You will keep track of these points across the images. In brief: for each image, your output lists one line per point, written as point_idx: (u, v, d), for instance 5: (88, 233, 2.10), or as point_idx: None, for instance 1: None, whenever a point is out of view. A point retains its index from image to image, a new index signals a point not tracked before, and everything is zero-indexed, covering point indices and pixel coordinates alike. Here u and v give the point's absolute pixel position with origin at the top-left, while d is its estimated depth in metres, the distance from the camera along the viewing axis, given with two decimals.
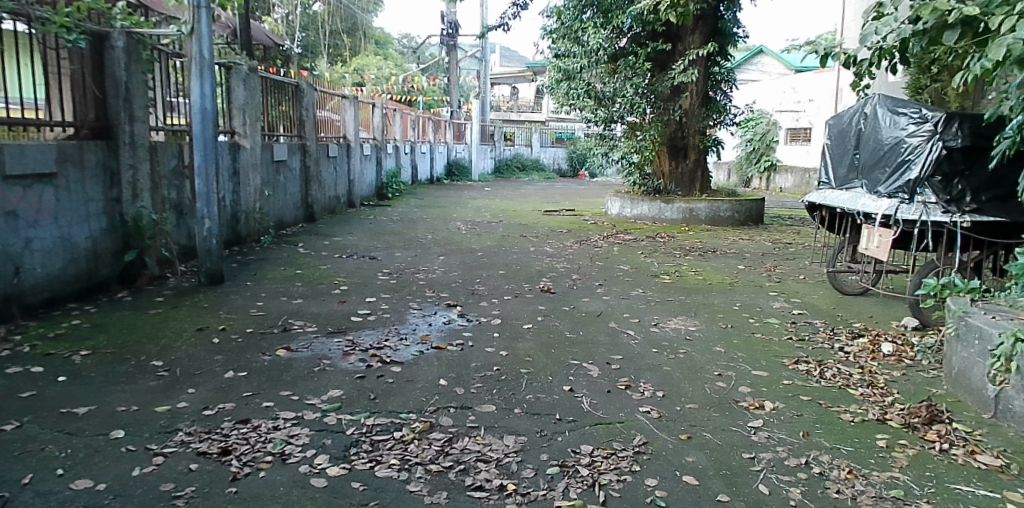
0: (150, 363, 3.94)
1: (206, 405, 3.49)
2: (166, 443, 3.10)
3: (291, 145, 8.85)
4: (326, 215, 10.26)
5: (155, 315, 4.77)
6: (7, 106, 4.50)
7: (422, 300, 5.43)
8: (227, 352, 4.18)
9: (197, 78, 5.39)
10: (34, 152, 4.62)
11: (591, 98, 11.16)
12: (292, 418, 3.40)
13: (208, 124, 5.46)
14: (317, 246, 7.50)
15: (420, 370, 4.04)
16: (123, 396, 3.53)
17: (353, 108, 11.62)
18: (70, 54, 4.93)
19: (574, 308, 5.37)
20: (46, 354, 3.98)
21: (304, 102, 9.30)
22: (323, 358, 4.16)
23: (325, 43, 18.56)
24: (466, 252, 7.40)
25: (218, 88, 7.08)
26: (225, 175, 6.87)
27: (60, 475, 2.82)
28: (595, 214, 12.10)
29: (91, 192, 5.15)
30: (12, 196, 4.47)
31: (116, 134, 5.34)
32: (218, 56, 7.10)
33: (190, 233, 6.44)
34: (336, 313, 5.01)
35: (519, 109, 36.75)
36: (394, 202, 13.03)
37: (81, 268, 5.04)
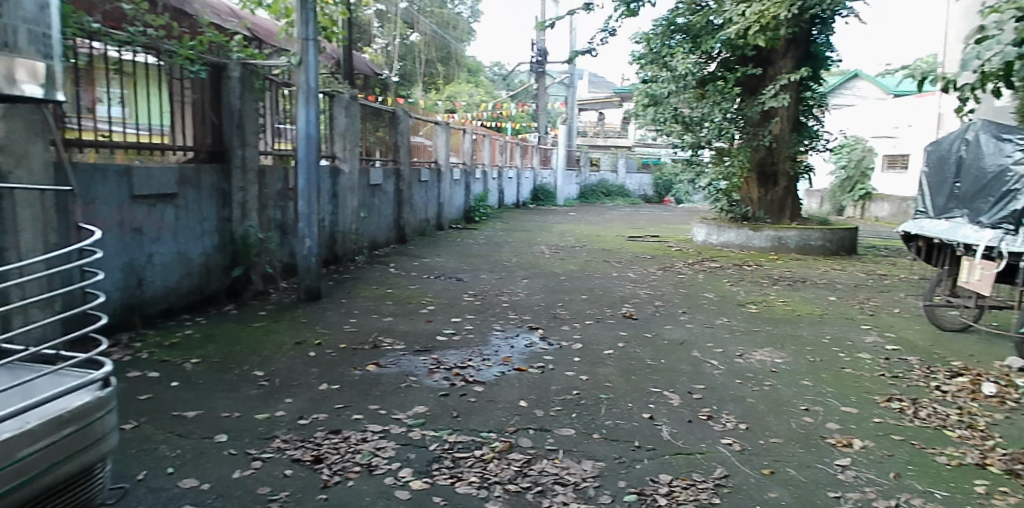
0: (252, 373, 4.22)
1: (302, 415, 3.70)
2: (264, 449, 3.32)
3: (386, 169, 9.25)
4: (416, 236, 10.61)
5: (258, 328, 5.09)
6: (138, 132, 4.94)
7: (506, 322, 5.55)
8: (322, 365, 4.42)
9: (303, 106, 5.74)
10: (159, 174, 5.06)
11: (678, 123, 11.14)
12: (380, 431, 3.56)
13: (312, 148, 5.81)
14: (407, 266, 7.80)
15: (502, 391, 4.13)
16: (227, 403, 3.80)
17: (444, 133, 12.03)
18: (192, 84, 5.37)
19: (656, 335, 5.34)
20: (162, 360, 4.33)
21: (399, 128, 9.71)
22: (409, 375, 4.32)
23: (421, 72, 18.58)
24: (548, 276, 7.49)
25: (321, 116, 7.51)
26: (325, 197, 7.28)
27: (170, 474, 3.08)
28: (680, 240, 11.97)
29: (206, 212, 5.59)
30: (139, 215, 4.91)
31: (230, 158, 5.78)
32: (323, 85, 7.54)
33: (292, 252, 6.86)
34: (422, 332, 5.19)
35: (605, 135, 36.91)
36: (481, 226, 13.31)
37: (194, 282, 5.46)
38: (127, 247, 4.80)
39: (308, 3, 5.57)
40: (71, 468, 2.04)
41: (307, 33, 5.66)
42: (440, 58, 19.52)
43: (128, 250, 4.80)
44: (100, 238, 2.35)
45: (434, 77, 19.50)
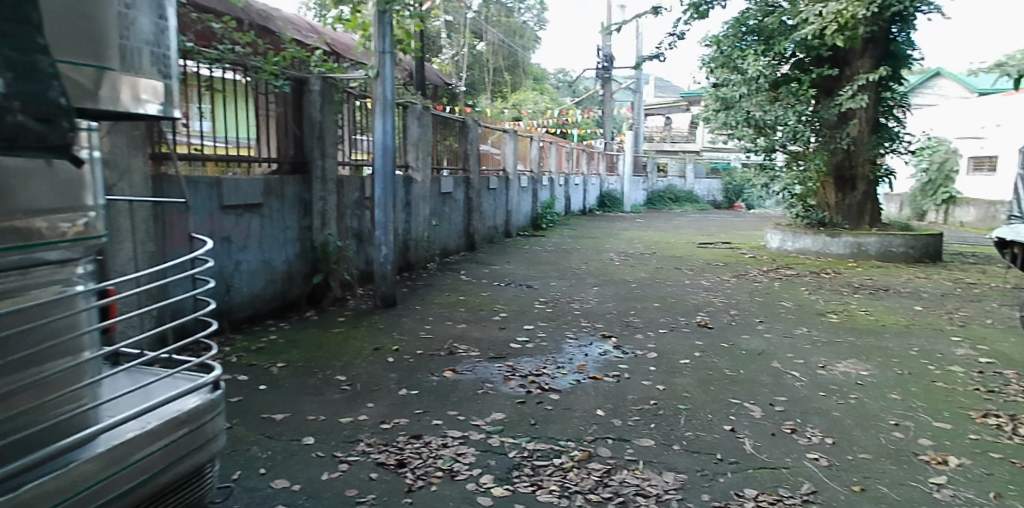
0: (335, 378, 4.35)
1: (384, 419, 3.79)
2: (350, 452, 3.42)
3: (456, 178, 9.39)
4: (485, 244, 10.73)
5: (337, 334, 5.25)
6: (227, 145, 5.18)
7: (578, 329, 5.55)
8: (400, 371, 4.52)
9: (380, 117, 5.93)
10: (246, 185, 5.28)
11: (750, 126, 10.75)
12: (460, 437, 3.61)
13: (388, 158, 5.98)
14: (478, 274, 7.90)
15: (578, 399, 4.13)
16: (312, 406, 3.92)
17: (512, 141, 12.17)
18: (276, 98, 5.59)
19: (733, 345, 5.23)
20: (250, 364, 4.51)
21: (468, 137, 9.86)
22: (485, 382, 4.37)
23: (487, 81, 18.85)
24: (619, 283, 7.44)
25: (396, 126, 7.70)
26: (399, 206, 7.46)
27: (263, 474, 3.19)
28: (752, 247, 11.70)
29: (288, 221, 5.81)
30: (227, 224, 5.13)
31: (311, 169, 5.99)
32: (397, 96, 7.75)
33: (368, 259, 7.05)
34: (496, 339, 5.25)
35: (671, 140, 36.44)
36: (548, 233, 13.34)
37: (277, 288, 5.67)
38: (217, 255, 5.03)
39: (385, 17, 5.78)
40: (186, 466, 2.20)
41: (384, 46, 5.85)
42: (508, 67, 19.35)
43: (218, 258, 5.02)
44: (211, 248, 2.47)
45: (500, 86, 19.64)
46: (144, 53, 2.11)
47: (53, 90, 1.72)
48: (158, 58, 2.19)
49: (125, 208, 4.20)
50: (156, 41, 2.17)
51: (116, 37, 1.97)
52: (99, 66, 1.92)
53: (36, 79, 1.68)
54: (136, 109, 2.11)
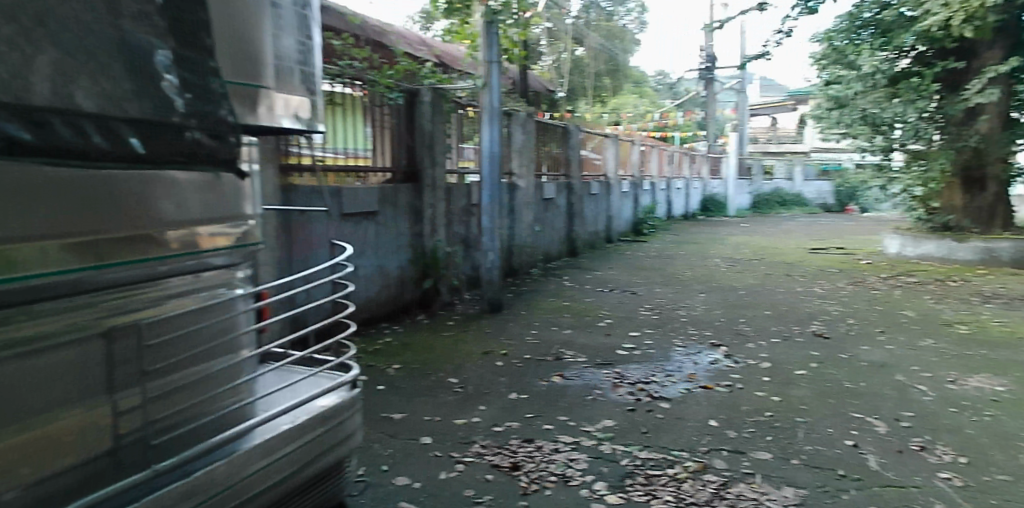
0: (448, 380, 4.50)
1: (496, 422, 3.89)
2: (465, 453, 3.52)
3: (558, 184, 9.50)
4: (587, 249, 10.77)
5: (448, 338, 5.42)
6: (349, 156, 5.50)
7: (686, 338, 5.48)
8: (510, 375, 4.62)
9: (487, 126, 6.11)
10: (363, 193, 5.56)
11: (867, 124, 10.29)
12: (571, 443, 3.64)
13: (495, 166, 6.16)
14: (581, 280, 7.94)
15: (689, 409, 4.08)
16: (428, 407, 4.08)
17: (613, 146, 12.20)
18: (390, 110, 5.86)
19: (852, 356, 4.99)
20: (369, 365, 4.75)
21: (570, 143, 9.99)
22: (594, 388, 4.40)
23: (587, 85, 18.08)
24: (727, 291, 7.27)
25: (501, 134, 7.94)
26: (504, 212, 7.66)
27: (385, 471, 3.35)
28: (869, 253, 11.11)
29: (401, 228, 6.07)
30: (347, 231, 5.43)
31: (422, 178, 6.25)
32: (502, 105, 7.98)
33: (474, 265, 7.26)
34: (603, 346, 5.27)
35: (777, 141, 35.08)
36: (650, 239, 13.19)
37: (391, 292, 5.94)
38: None
39: (491, 28, 5.99)
40: (329, 459, 2.42)
41: (491, 57, 6.05)
42: (609, 70, 19.10)
43: None
44: (350, 253, 2.74)
45: (601, 90, 18.88)
46: (294, 72, 2.40)
47: (223, 108, 1.98)
48: (306, 76, 2.48)
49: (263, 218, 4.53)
50: (304, 61, 2.46)
51: (273, 60, 2.25)
52: (260, 85, 2.19)
53: (210, 99, 1.94)
54: (293, 125, 2.42)
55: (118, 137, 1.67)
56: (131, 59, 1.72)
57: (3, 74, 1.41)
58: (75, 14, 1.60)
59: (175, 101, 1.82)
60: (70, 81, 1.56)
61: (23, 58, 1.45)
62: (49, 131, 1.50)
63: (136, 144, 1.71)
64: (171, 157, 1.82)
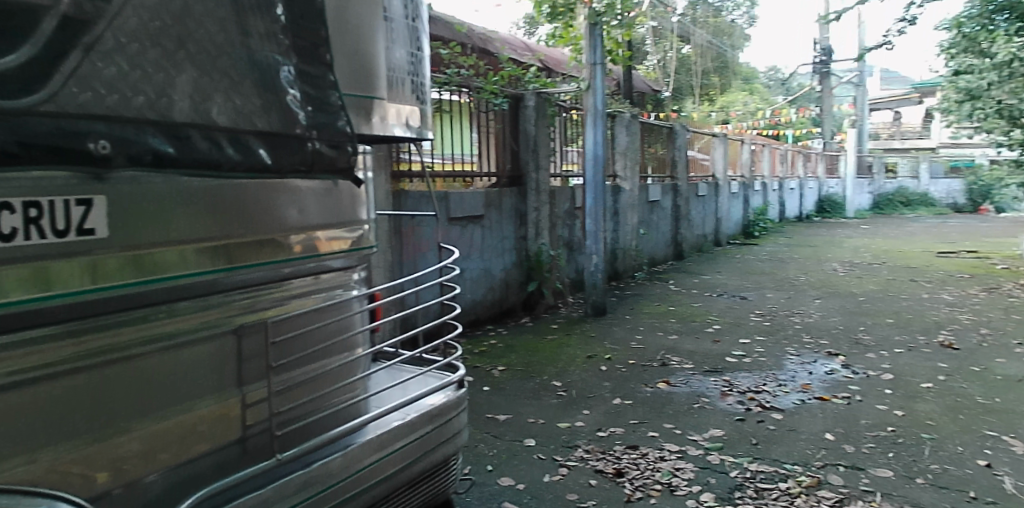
0: (552, 383, 4.53)
1: (600, 427, 3.87)
2: (569, 457, 3.53)
3: (664, 186, 9.36)
4: (694, 252, 10.53)
5: (552, 341, 5.46)
6: (457, 161, 5.65)
7: (800, 345, 5.23)
8: (614, 380, 4.59)
9: (591, 128, 6.10)
10: (470, 198, 5.69)
11: (1003, 118, 9.54)
12: (677, 451, 3.56)
13: (598, 168, 6.15)
14: (688, 284, 7.77)
15: (803, 420, 3.89)
16: (532, 409, 4.12)
17: (722, 146, 11.87)
18: (495, 115, 5.98)
19: (987, 368, 4.59)
20: (475, 366, 4.86)
21: (676, 143, 9.81)
22: (701, 396, 4.29)
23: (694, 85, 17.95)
24: (845, 296, 6.88)
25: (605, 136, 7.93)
26: (609, 215, 7.63)
27: (490, 471, 3.40)
28: (1008, 256, 10.19)
29: (506, 231, 6.17)
30: (454, 235, 5.58)
31: (526, 181, 6.33)
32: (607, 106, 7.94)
33: (579, 268, 7.27)
34: (711, 352, 5.13)
35: (901, 136, 32.85)
36: (761, 241, 12.72)
37: (496, 295, 6.05)
38: None
39: (596, 29, 5.96)
40: (437, 456, 2.49)
41: (595, 58, 6.04)
42: (717, 68, 18.49)
43: None
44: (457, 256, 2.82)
45: (708, 89, 18.74)
46: (406, 83, 2.49)
47: (341, 119, 2.09)
48: (416, 86, 2.57)
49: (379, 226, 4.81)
50: (414, 72, 2.55)
51: (386, 71, 2.35)
52: (374, 96, 2.30)
53: (329, 112, 2.05)
54: (403, 133, 2.51)
55: (247, 149, 1.80)
56: (259, 76, 1.85)
57: (150, 94, 1.57)
58: (211, 36, 1.73)
59: (298, 115, 1.95)
60: (207, 98, 1.70)
61: (167, 79, 1.61)
62: (188, 144, 1.65)
63: (264, 155, 1.85)
64: (294, 167, 1.94)
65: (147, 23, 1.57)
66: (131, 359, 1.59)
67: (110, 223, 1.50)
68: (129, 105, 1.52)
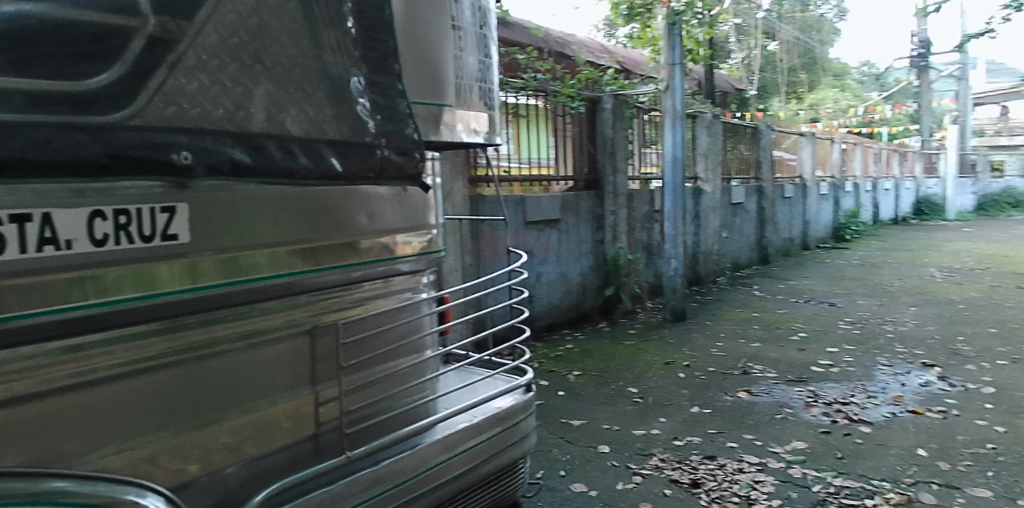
0: (628, 389, 4.47)
1: (677, 435, 3.79)
2: (644, 465, 3.47)
3: (748, 188, 9.08)
4: (780, 256, 10.17)
5: (629, 347, 5.39)
6: (535, 165, 5.68)
7: (892, 355, 4.96)
8: (692, 387, 4.49)
9: (670, 129, 6.00)
10: (546, 202, 5.71)
11: None
12: (756, 463, 3.44)
13: (677, 171, 6.03)
14: (772, 289, 7.51)
15: (894, 435, 3.68)
16: (608, 415, 4.08)
17: (810, 145, 11.41)
18: (572, 118, 5.99)
19: None
20: (551, 370, 4.86)
21: (761, 143, 9.51)
22: (784, 406, 4.14)
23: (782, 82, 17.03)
24: (944, 304, 6.47)
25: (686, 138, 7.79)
26: (689, 218, 7.49)
27: (563, 476, 3.40)
28: None
29: (583, 235, 6.15)
30: (530, 239, 5.61)
31: (603, 185, 6.30)
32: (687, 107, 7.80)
33: (658, 273, 7.17)
34: (795, 361, 4.94)
35: (1011, 132, 30.61)
36: (853, 245, 12.14)
37: (573, 299, 6.04)
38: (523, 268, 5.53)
39: (674, 29, 5.89)
40: (504, 459, 2.51)
41: (673, 58, 5.95)
42: (805, 64, 17.71)
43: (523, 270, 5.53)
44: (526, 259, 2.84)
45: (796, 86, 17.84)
46: (474, 89, 2.52)
47: (409, 127, 2.14)
48: (484, 92, 2.60)
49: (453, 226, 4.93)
50: (483, 79, 2.58)
51: (454, 78, 2.39)
52: (442, 103, 2.34)
53: (398, 119, 2.11)
54: (471, 139, 2.54)
55: (320, 158, 1.87)
56: (331, 87, 1.92)
57: (228, 107, 1.66)
58: (286, 50, 1.81)
59: (368, 123, 2.01)
60: (282, 109, 1.79)
61: (244, 91, 1.70)
62: (264, 153, 1.73)
63: (335, 163, 1.91)
64: (364, 174, 2.00)
65: (225, 40, 1.66)
66: (215, 356, 1.68)
67: (191, 229, 1.59)
68: (209, 117, 1.61)
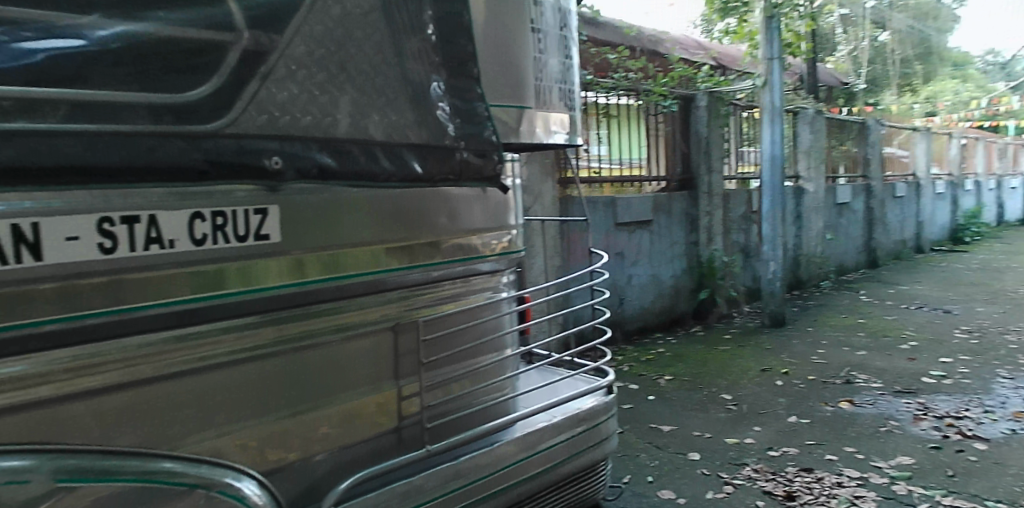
0: (721, 396, 4.36)
1: (772, 446, 3.65)
2: (735, 475, 3.37)
3: (855, 187, 8.61)
4: (890, 260, 9.58)
5: (724, 352, 5.24)
6: (626, 165, 5.63)
7: (1016, 368, 4.58)
8: (790, 396, 4.31)
9: (768, 127, 5.79)
10: (637, 203, 5.63)
11: None
12: (857, 478, 3.26)
13: (776, 169, 5.81)
14: (881, 294, 7.10)
15: (1014, 454, 3.40)
16: (699, 422, 3.99)
17: (925, 141, 10.69)
18: (664, 118, 5.90)
19: None
20: (641, 374, 4.80)
21: (869, 140, 9.01)
22: (890, 419, 3.90)
23: (894, 74, 15.96)
24: None
25: (786, 135, 7.49)
26: (790, 219, 7.19)
27: (651, 482, 3.34)
28: None
29: (676, 237, 6.04)
30: (621, 241, 5.55)
31: (697, 185, 6.17)
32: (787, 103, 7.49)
33: (755, 276, 6.93)
34: (904, 371, 4.65)
35: None
36: (974, 248, 11.27)
37: (665, 302, 5.94)
38: (613, 270, 5.49)
39: (772, 22, 5.67)
40: (584, 460, 2.51)
41: (772, 53, 5.74)
42: (919, 55, 16.52)
43: (614, 272, 5.49)
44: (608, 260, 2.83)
45: (909, 78, 16.57)
46: (554, 91, 2.54)
47: (488, 129, 2.18)
48: (565, 93, 2.61)
49: (538, 227, 4.95)
50: (563, 80, 2.59)
51: (534, 81, 2.42)
52: (523, 106, 2.37)
53: (476, 122, 2.15)
54: (551, 141, 2.55)
55: (402, 161, 1.94)
56: (412, 92, 1.98)
57: (316, 115, 1.75)
58: (369, 58, 1.89)
59: (447, 127, 2.07)
60: (365, 115, 1.86)
61: (330, 99, 1.78)
62: (349, 157, 1.81)
63: (416, 167, 1.97)
64: (444, 176, 2.06)
65: (312, 51, 1.75)
66: (306, 349, 1.77)
67: (282, 229, 1.68)
68: (297, 124, 1.71)
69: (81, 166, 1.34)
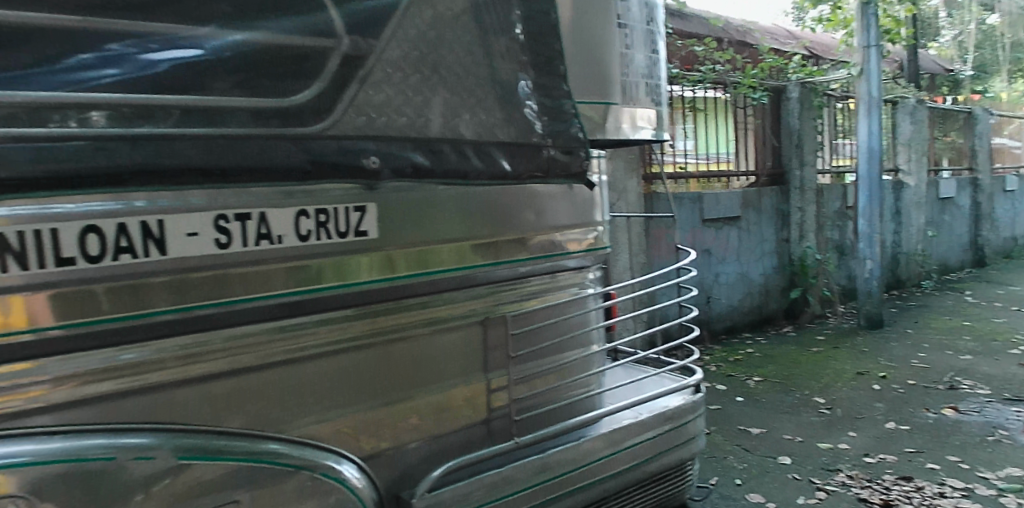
0: (814, 399, 4.21)
1: (868, 452, 3.50)
2: (828, 481, 3.25)
3: (961, 180, 8.10)
4: (1000, 258, 8.97)
5: (816, 354, 5.06)
6: (713, 160, 5.51)
7: None
8: (889, 401, 4.12)
9: (864, 117, 5.56)
10: (725, 199, 5.51)
11: None
12: (962, 489, 3.08)
13: (874, 162, 5.56)
14: (990, 295, 6.66)
15: None
16: (790, 425, 3.87)
17: None
18: (753, 110, 5.75)
19: None
20: (729, 375, 4.69)
21: (976, 130, 8.47)
22: (999, 427, 3.67)
23: (1004, 59, 14.96)
24: None
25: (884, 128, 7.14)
26: (888, 215, 6.86)
27: (739, 484, 3.27)
28: None
29: (766, 233, 5.87)
30: (708, 238, 5.43)
31: (789, 179, 5.98)
32: (886, 92, 7.13)
33: (851, 275, 6.65)
34: (1016, 377, 4.35)
35: None
36: None
37: (754, 301, 5.78)
38: (700, 268, 5.39)
39: (868, 8, 5.40)
40: (671, 459, 2.49)
41: (868, 40, 5.48)
42: None
43: (701, 270, 5.39)
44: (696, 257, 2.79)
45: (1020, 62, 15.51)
46: (641, 86, 2.52)
47: (574, 126, 2.19)
48: (651, 88, 2.59)
49: (623, 223, 4.93)
50: (650, 74, 2.58)
51: (621, 76, 2.42)
52: (610, 102, 2.38)
53: (562, 119, 2.17)
54: (637, 137, 2.54)
55: (490, 159, 1.98)
56: (501, 92, 2.02)
57: (410, 115, 1.81)
58: (460, 59, 1.94)
59: (535, 125, 2.10)
60: (456, 115, 1.92)
61: (423, 100, 1.85)
62: (440, 156, 1.87)
63: (504, 164, 2.01)
64: (531, 173, 2.09)
65: (407, 54, 1.82)
66: (399, 341, 1.85)
67: (378, 226, 1.76)
68: (393, 125, 1.78)
69: (201, 168, 1.45)
